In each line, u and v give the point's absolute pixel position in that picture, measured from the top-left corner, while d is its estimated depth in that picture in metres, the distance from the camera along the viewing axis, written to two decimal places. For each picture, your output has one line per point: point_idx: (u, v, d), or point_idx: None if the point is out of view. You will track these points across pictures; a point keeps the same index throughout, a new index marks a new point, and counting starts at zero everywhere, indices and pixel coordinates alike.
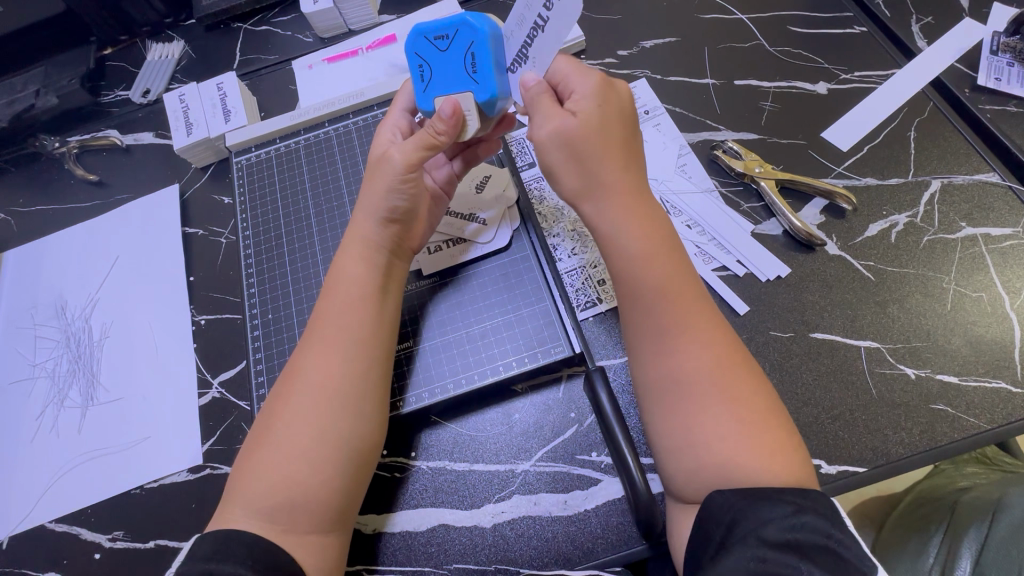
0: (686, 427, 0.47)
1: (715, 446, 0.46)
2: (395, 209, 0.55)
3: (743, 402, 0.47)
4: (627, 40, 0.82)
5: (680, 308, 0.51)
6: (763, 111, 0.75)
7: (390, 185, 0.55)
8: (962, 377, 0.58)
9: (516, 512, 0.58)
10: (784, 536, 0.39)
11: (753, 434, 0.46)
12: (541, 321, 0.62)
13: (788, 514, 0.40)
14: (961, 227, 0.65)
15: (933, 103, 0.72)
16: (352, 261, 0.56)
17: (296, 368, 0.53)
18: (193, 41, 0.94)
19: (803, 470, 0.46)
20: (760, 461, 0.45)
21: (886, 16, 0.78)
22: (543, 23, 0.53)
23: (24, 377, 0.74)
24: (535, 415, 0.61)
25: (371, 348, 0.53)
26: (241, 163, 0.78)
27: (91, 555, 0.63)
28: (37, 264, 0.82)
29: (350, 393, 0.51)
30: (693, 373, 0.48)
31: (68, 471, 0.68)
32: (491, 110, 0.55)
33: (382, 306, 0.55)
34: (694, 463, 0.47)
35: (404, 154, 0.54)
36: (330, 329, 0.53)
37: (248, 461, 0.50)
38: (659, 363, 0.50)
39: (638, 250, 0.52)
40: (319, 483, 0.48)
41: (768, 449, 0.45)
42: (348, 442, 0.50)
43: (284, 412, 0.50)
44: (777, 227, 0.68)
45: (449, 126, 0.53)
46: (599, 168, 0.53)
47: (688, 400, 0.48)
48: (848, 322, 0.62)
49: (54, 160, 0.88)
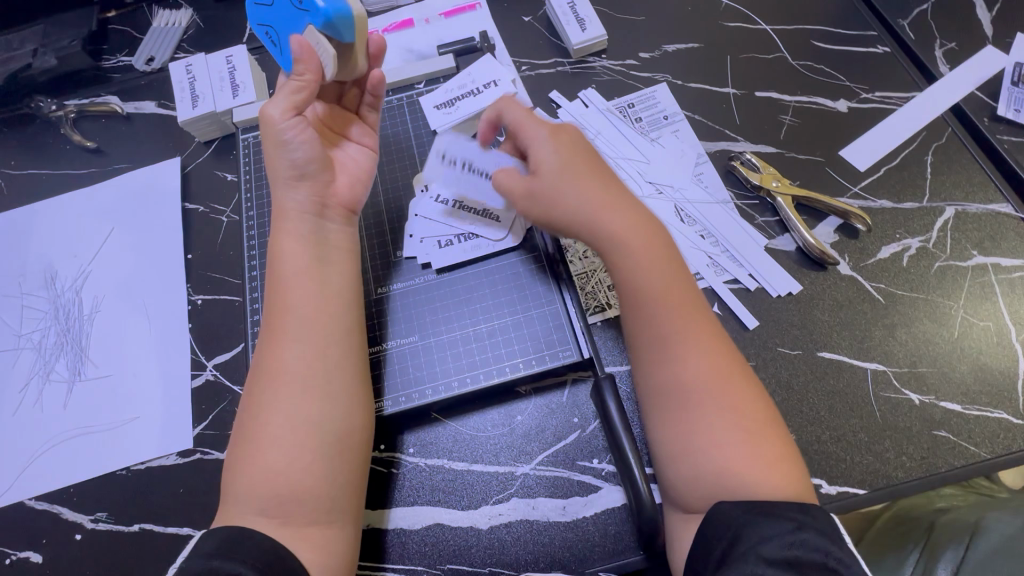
0: (689, 437, 0.47)
1: (719, 457, 0.46)
2: (298, 163, 0.55)
3: (745, 409, 0.47)
4: (650, 42, 0.81)
5: (678, 316, 0.50)
6: (783, 124, 0.74)
7: (279, 136, 0.54)
8: (965, 406, 0.58)
9: (514, 515, 0.57)
10: (784, 553, 0.39)
11: (756, 445, 0.46)
12: (550, 325, 0.61)
13: (790, 531, 0.40)
14: (972, 255, 0.65)
15: (952, 129, 0.72)
16: (285, 241, 0.54)
17: (259, 362, 0.52)
18: (202, 10, 0.91)
19: (803, 484, 0.46)
20: (759, 472, 0.45)
21: (911, 39, 0.77)
22: (461, 165, 0.61)
23: (8, 347, 0.72)
24: (537, 418, 0.61)
25: (325, 324, 0.52)
26: (248, 140, 0.76)
27: (72, 536, 0.61)
28: (28, 230, 0.78)
29: (312, 374, 0.50)
30: (694, 382, 0.48)
31: (51, 447, 0.65)
32: (337, 31, 0.54)
33: (327, 278, 0.54)
34: (699, 474, 0.46)
35: (279, 105, 0.54)
36: (282, 315, 0.52)
37: (234, 460, 0.49)
38: (659, 372, 0.50)
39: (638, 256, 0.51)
40: (300, 471, 0.47)
41: (770, 458, 0.46)
42: (322, 429, 0.49)
43: (255, 408, 0.50)
44: (790, 243, 0.67)
45: (307, 65, 0.53)
46: (586, 191, 0.53)
47: (694, 410, 0.48)
48: (856, 342, 0.62)
49: (49, 124, 0.85)
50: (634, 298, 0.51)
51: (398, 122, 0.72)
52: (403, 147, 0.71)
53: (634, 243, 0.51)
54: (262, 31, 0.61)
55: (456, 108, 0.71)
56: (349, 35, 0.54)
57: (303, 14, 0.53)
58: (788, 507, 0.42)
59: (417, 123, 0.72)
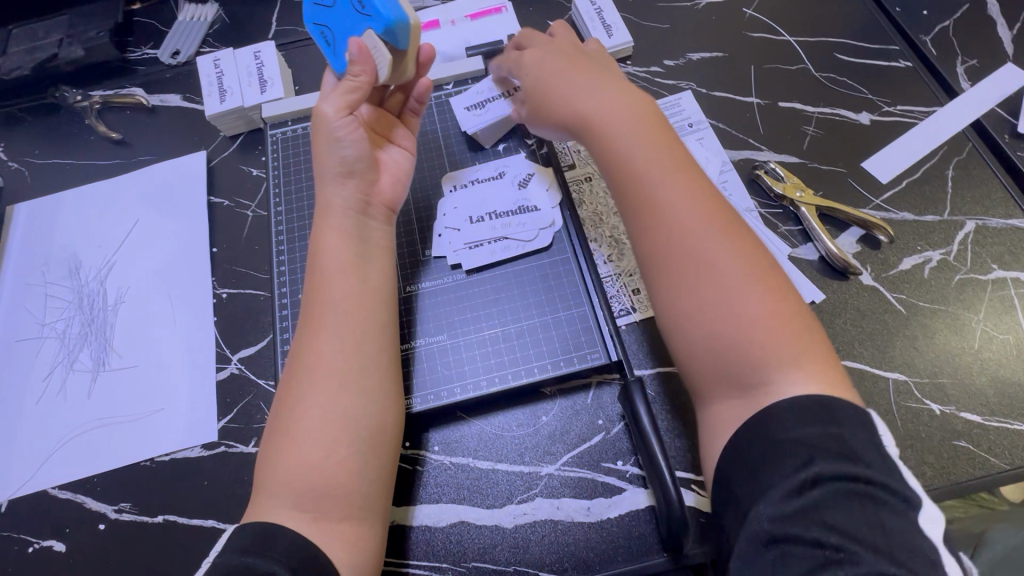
0: (698, 306, 0.47)
1: (730, 314, 0.46)
2: (347, 161, 0.56)
3: (751, 264, 0.48)
4: (675, 50, 0.82)
5: (668, 180, 0.51)
6: (806, 135, 0.75)
7: (332, 134, 0.56)
8: (985, 417, 0.59)
9: (538, 514, 0.58)
10: (792, 502, 0.37)
11: (764, 301, 0.46)
12: (578, 327, 0.62)
13: (797, 471, 0.38)
14: (992, 268, 0.66)
15: (972, 144, 0.73)
16: (328, 237, 0.55)
17: (295, 356, 0.53)
18: (228, 6, 0.91)
19: (813, 333, 0.47)
20: (767, 325, 0.46)
21: (932, 54, 0.79)
22: (489, 217, 0.66)
23: (32, 336, 0.72)
24: (562, 419, 0.61)
25: (362, 320, 0.53)
26: (276, 135, 0.76)
27: (96, 526, 0.61)
28: (52, 219, 0.79)
29: (347, 368, 0.51)
30: (695, 242, 0.49)
31: (75, 437, 0.66)
32: (395, 38, 0.55)
33: (366, 275, 0.55)
34: (713, 340, 0.46)
35: (333, 104, 0.56)
36: (318, 309, 0.53)
37: (268, 452, 0.50)
38: (658, 235, 0.50)
39: (620, 136, 0.54)
40: (335, 466, 0.48)
41: (780, 311, 0.46)
42: (356, 423, 0.49)
43: (291, 399, 0.50)
44: (813, 252, 0.68)
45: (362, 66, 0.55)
46: (560, 82, 0.60)
47: (705, 273, 0.48)
48: (878, 352, 0.63)
49: (74, 114, 0.85)
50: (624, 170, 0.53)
51: (427, 122, 0.73)
52: (431, 147, 0.72)
53: (614, 120, 0.55)
54: (320, 31, 0.61)
55: (489, 107, 0.70)
56: (405, 42, 0.56)
57: (364, 18, 0.55)
58: (803, 428, 0.40)
59: (445, 123, 0.73)
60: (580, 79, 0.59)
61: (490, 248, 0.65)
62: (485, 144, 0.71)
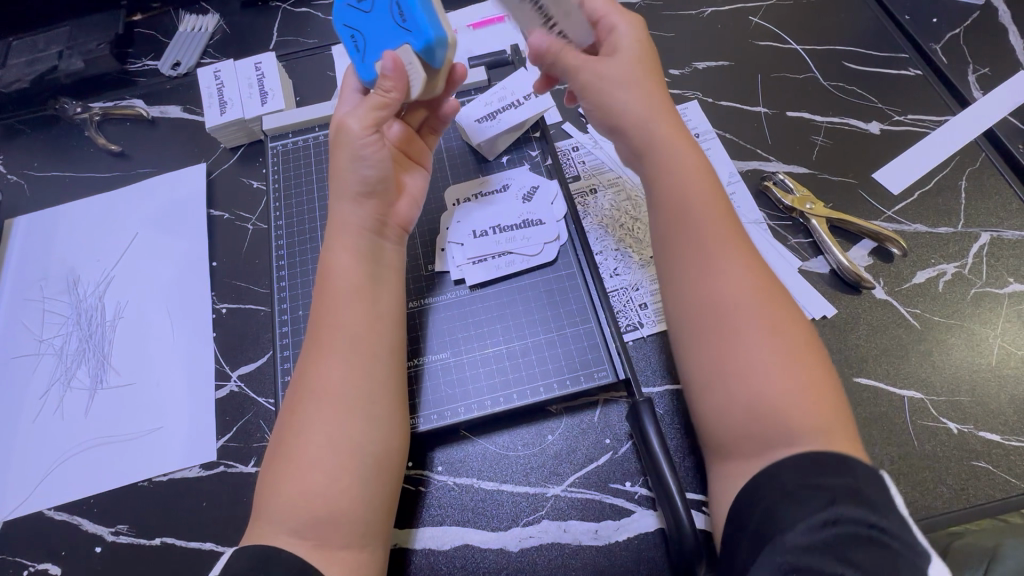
0: (719, 356, 0.46)
1: (758, 378, 0.44)
2: (366, 180, 0.55)
3: (788, 331, 0.46)
4: (680, 60, 0.81)
5: (715, 233, 0.49)
6: (815, 145, 0.74)
7: (355, 150, 0.54)
8: (1005, 437, 0.57)
9: (544, 538, 0.56)
10: (815, 535, 0.35)
11: (790, 368, 0.44)
12: (585, 344, 0.60)
13: (819, 508, 0.37)
14: (1009, 282, 0.64)
15: (985, 154, 0.72)
16: (339, 255, 0.55)
17: (300, 378, 0.51)
18: (229, 16, 0.91)
19: (841, 412, 0.44)
20: (801, 395, 0.43)
21: (943, 62, 0.77)
22: (494, 232, 0.65)
23: (30, 353, 0.71)
24: (569, 438, 0.60)
25: (371, 343, 0.52)
26: (276, 148, 0.75)
27: (92, 549, 0.59)
28: (51, 233, 0.78)
29: (357, 395, 0.50)
30: (734, 299, 0.47)
31: (71, 457, 0.64)
32: (432, 58, 0.55)
33: (378, 297, 0.54)
34: (729, 391, 0.45)
35: (359, 118, 0.55)
36: (328, 331, 0.52)
37: (268, 476, 0.48)
38: (698, 286, 0.48)
39: (671, 180, 0.52)
40: (341, 495, 0.47)
41: (815, 386, 0.44)
42: (364, 448, 0.48)
43: (296, 423, 0.49)
44: (824, 265, 0.67)
45: (396, 82, 0.54)
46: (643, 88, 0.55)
47: (740, 333, 0.46)
48: (892, 368, 0.61)
49: (74, 126, 0.85)
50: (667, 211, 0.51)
51: None
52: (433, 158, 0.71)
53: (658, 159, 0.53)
54: (347, 33, 0.58)
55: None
56: (442, 63, 0.56)
57: (403, 32, 0.54)
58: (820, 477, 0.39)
59: (449, 135, 0.72)
60: (643, 88, 0.55)
61: (495, 262, 0.64)
62: (490, 156, 0.70)
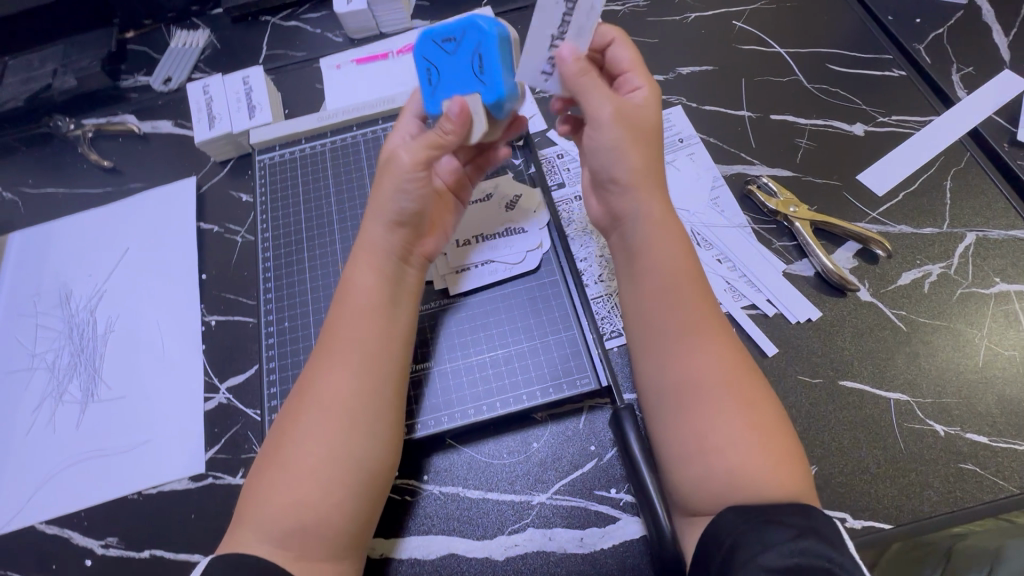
0: (694, 427, 0.46)
1: (730, 458, 0.44)
2: (403, 213, 0.56)
3: (759, 413, 0.46)
4: (664, 65, 0.82)
5: (695, 311, 0.50)
6: (799, 148, 0.74)
7: (399, 183, 0.55)
8: (991, 438, 0.57)
9: (530, 546, 0.56)
10: (785, 561, 0.37)
11: (763, 441, 0.45)
12: (568, 351, 0.61)
13: (788, 539, 0.39)
14: (995, 282, 0.64)
15: (970, 154, 0.71)
16: (362, 273, 0.55)
17: (305, 385, 0.52)
18: (219, 31, 0.92)
19: (808, 485, 0.45)
20: (772, 477, 0.44)
21: (926, 63, 0.77)
22: (477, 240, 0.66)
23: (23, 367, 0.72)
24: (554, 445, 0.60)
25: (381, 362, 0.52)
26: (264, 161, 0.76)
27: (82, 562, 0.60)
28: (44, 249, 0.79)
29: (359, 411, 0.50)
30: (711, 376, 0.47)
31: (63, 471, 0.65)
32: (499, 111, 0.56)
33: (394, 319, 0.55)
34: (704, 466, 0.45)
35: (412, 154, 0.56)
36: (340, 343, 0.52)
37: (259, 480, 0.49)
38: (676, 364, 0.49)
39: (653, 255, 0.53)
40: (331, 507, 0.47)
41: (784, 472, 0.44)
42: (360, 465, 0.49)
43: (294, 432, 0.49)
44: (809, 268, 0.66)
45: (457, 126, 0.55)
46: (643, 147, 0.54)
47: (714, 410, 0.46)
48: (878, 371, 0.61)
49: (67, 143, 0.86)
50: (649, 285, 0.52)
51: None
52: None
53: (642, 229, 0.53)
54: (422, 65, 0.58)
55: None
56: (504, 115, 0.58)
57: (478, 81, 0.55)
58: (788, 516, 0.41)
59: None
60: (645, 148, 0.54)
61: (479, 270, 0.64)
62: None
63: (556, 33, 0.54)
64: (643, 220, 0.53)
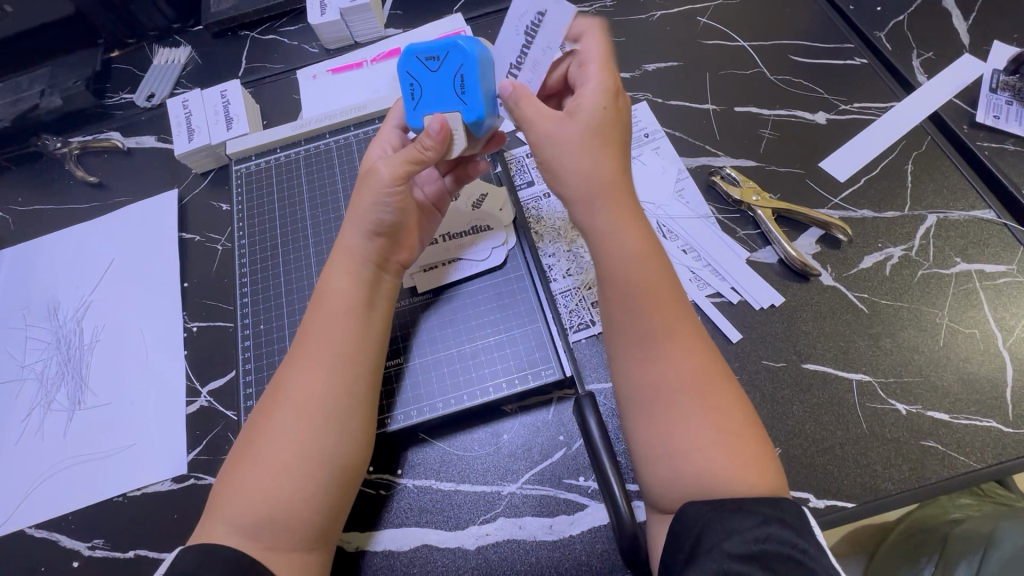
0: (660, 428, 0.47)
1: (695, 461, 0.44)
2: (381, 223, 0.57)
3: (727, 416, 0.46)
4: (631, 63, 0.84)
5: (665, 315, 0.49)
6: (763, 138, 0.75)
7: (377, 195, 0.56)
8: (953, 415, 0.58)
9: (500, 535, 0.57)
10: (748, 548, 0.39)
11: (729, 443, 0.45)
12: (533, 343, 0.62)
13: (755, 525, 0.40)
14: (955, 262, 0.65)
15: (931, 137, 0.72)
16: (337, 277, 0.56)
17: (278, 384, 0.53)
18: (199, 47, 0.95)
19: (778, 481, 0.45)
20: (738, 478, 0.44)
21: (887, 50, 0.79)
22: (443, 239, 0.67)
23: (12, 378, 0.74)
24: (523, 436, 0.61)
25: (356, 364, 0.54)
26: (241, 170, 0.78)
27: (70, 563, 0.62)
28: (33, 263, 0.81)
29: (332, 410, 0.51)
30: (681, 380, 0.47)
31: (52, 476, 0.67)
32: (478, 130, 0.57)
33: (369, 322, 0.56)
34: (668, 466, 0.45)
35: (392, 167, 0.55)
36: (314, 346, 0.53)
37: (231, 475, 0.50)
38: (644, 367, 0.49)
39: (623, 254, 0.51)
40: (300, 502, 0.48)
41: (749, 473, 0.44)
42: (331, 461, 0.50)
43: (267, 429, 0.51)
44: (773, 255, 0.68)
45: (436, 142, 0.55)
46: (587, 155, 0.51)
47: (680, 413, 0.46)
48: (841, 354, 0.61)
49: (54, 160, 0.89)
50: (617, 286, 0.51)
51: None
52: None
53: (596, 235, 0.52)
54: (406, 78, 0.57)
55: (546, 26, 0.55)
56: (484, 134, 0.58)
57: (459, 100, 0.55)
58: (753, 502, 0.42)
59: None
60: (588, 156, 0.51)
61: (446, 269, 0.66)
62: None
63: (515, 64, 0.57)
64: (603, 227, 0.52)
